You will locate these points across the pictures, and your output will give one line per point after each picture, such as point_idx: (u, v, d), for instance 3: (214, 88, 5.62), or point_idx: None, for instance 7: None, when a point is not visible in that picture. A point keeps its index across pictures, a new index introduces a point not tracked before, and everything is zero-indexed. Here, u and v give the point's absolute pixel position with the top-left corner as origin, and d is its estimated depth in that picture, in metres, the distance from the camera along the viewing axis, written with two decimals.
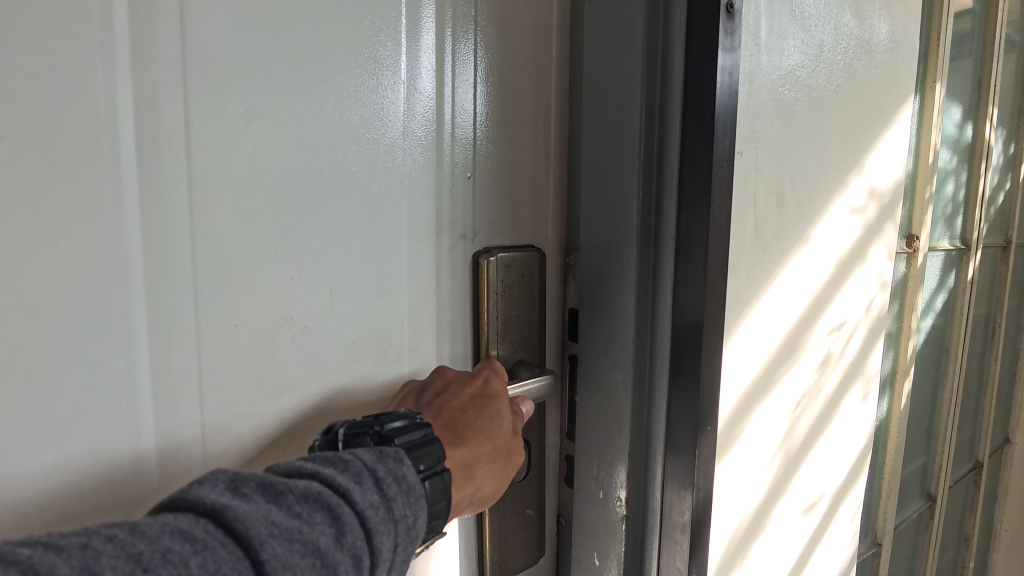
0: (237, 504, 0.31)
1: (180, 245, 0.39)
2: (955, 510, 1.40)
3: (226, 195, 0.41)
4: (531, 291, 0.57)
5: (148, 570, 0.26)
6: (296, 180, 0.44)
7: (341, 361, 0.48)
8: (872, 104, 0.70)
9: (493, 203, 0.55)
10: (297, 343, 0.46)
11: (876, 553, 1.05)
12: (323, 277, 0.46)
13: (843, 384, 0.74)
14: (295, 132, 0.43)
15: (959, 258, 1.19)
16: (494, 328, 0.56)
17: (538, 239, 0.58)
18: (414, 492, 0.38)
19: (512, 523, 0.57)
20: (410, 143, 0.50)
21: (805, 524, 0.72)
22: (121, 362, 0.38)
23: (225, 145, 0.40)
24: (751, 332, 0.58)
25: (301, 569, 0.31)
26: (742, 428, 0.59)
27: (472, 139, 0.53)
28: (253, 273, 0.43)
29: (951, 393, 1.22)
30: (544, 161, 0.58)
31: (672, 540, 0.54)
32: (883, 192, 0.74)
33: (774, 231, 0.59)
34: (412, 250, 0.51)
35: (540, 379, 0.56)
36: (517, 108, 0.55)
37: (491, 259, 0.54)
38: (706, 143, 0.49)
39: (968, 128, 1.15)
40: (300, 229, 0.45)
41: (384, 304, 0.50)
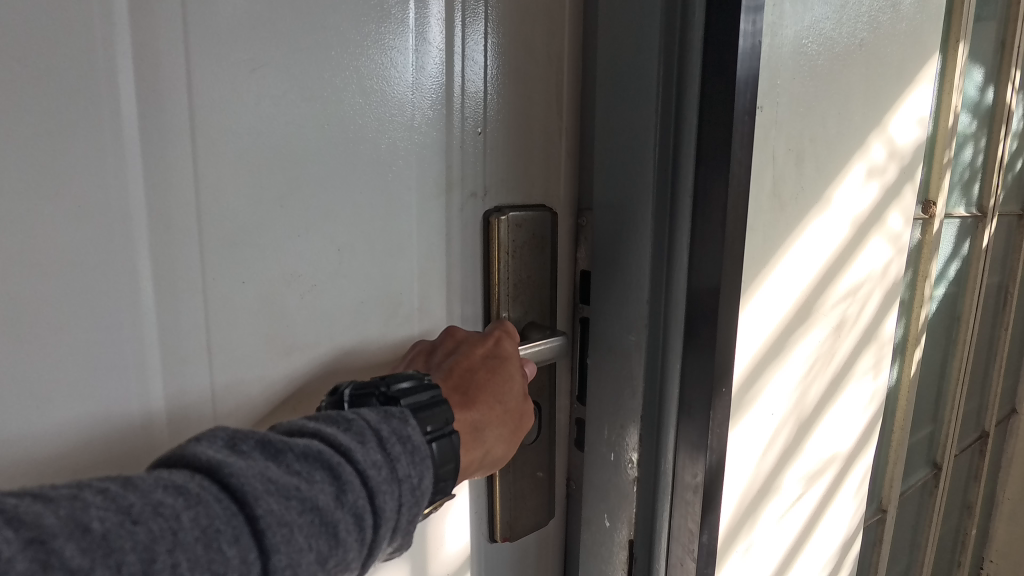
0: (234, 460, 0.30)
1: (184, 199, 0.38)
2: (959, 478, 1.41)
3: (230, 147, 0.39)
4: (542, 252, 0.56)
5: (137, 522, 0.26)
6: (302, 132, 0.42)
7: (350, 320, 0.48)
8: (896, 61, 0.68)
9: (504, 160, 0.53)
10: (305, 301, 0.45)
11: (880, 520, 1.06)
12: (331, 234, 0.45)
13: (857, 349, 0.73)
14: (300, 84, 0.42)
15: (975, 227, 1.17)
16: (505, 289, 0.54)
17: (550, 199, 0.57)
18: (419, 452, 0.37)
19: (523, 485, 0.57)
20: (418, 97, 0.48)
21: (814, 488, 0.71)
22: (128, 318, 0.37)
23: (228, 95, 0.39)
24: (766, 295, 0.57)
25: (299, 525, 0.30)
26: (755, 391, 0.58)
27: (483, 94, 0.51)
28: (260, 229, 0.42)
29: (960, 363, 1.21)
30: (556, 117, 0.56)
31: (684, 502, 0.54)
32: (904, 152, 0.72)
33: (792, 191, 0.58)
34: (421, 208, 0.50)
35: (551, 340, 0.54)
36: (529, 62, 0.53)
37: (503, 218, 0.53)
38: (727, 96, 0.47)
39: (989, 92, 1.11)
40: (307, 184, 0.43)
41: (393, 264, 0.49)
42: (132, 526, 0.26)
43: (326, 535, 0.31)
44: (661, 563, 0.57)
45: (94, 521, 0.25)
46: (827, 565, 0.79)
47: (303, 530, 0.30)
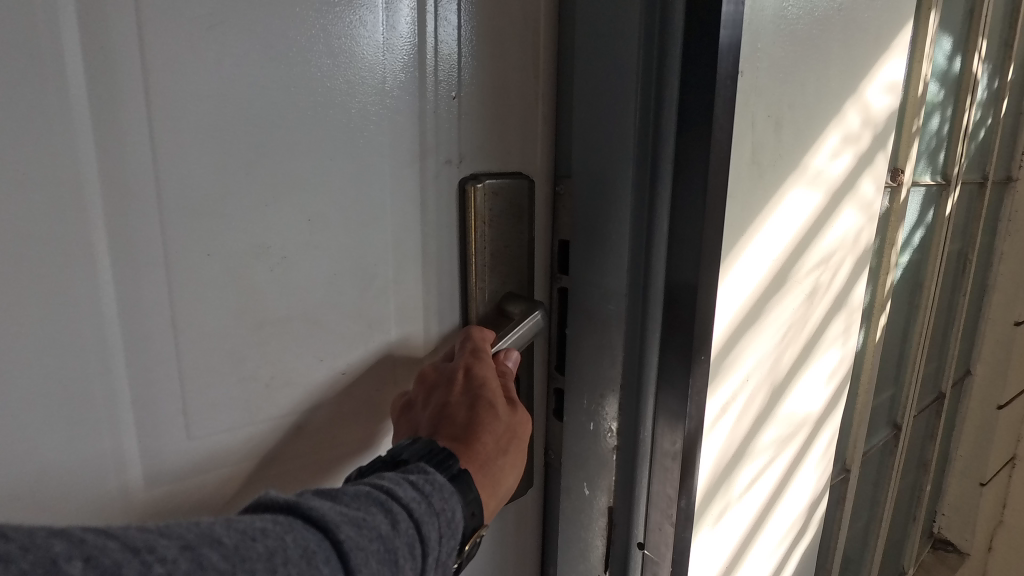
0: (306, 499, 0.31)
1: (140, 167, 0.36)
2: (917, 437, 1.47)
3: (189, 112, 0.37)
4: (519, 221, 0.54)
5: (255, 539, 0.27)
6: (266, 96, 0.40)
7: (323, 294, 0.46)
8: (872, 27, 0.67)
9: (480, 126, 0.51)
10: (276, 274, 0.43)
11: (844, 480, 1.10)
12: (301, 205, 0.43)
13: (828, 316, 0.74)
14: (262, 43, 0.39)
15: (939, 195, 1.19)
16: (482, 260, 0.53)
17: (527, 166, 0.55)
18: (447, 487, 0.37)
19: None
20: (390, 59, 0.46)
21: (785, 452, 0.73)
22: (84, 290, 0.36)
23: (185, 54, 0.36)
24: (744, 263, 0.57)
25: (371, 552, 0.30)
26: (731, 357, 0.59)
27: (458, 56, 0.49)
28: (224, 199, 0.40)
29: (922, 328, 1.25)
30: (533, 81, 0.54)
31: (662, 468, 0.55)
32: (877, 119, 0.72)
33: (770, 158, 0.57)
34: (395, 176, 0.48)
35: (532, 318, 0.53)
36: (505, 21, 0.51)
37: (479, 186, 0.51)
38: (709, 59, 0.46)
39: (957, 61, 1.13)
40: (274, 151, 0.41)
41: (367, 235, 0.47)
42: (253, 541, 0.27)
43: (392, 565, 0.31)
44: (640, 528, 0.58)
45: (224, 535, 0.27)
46: (795, 526, 0.81)
47: (375, 558, 0.30)
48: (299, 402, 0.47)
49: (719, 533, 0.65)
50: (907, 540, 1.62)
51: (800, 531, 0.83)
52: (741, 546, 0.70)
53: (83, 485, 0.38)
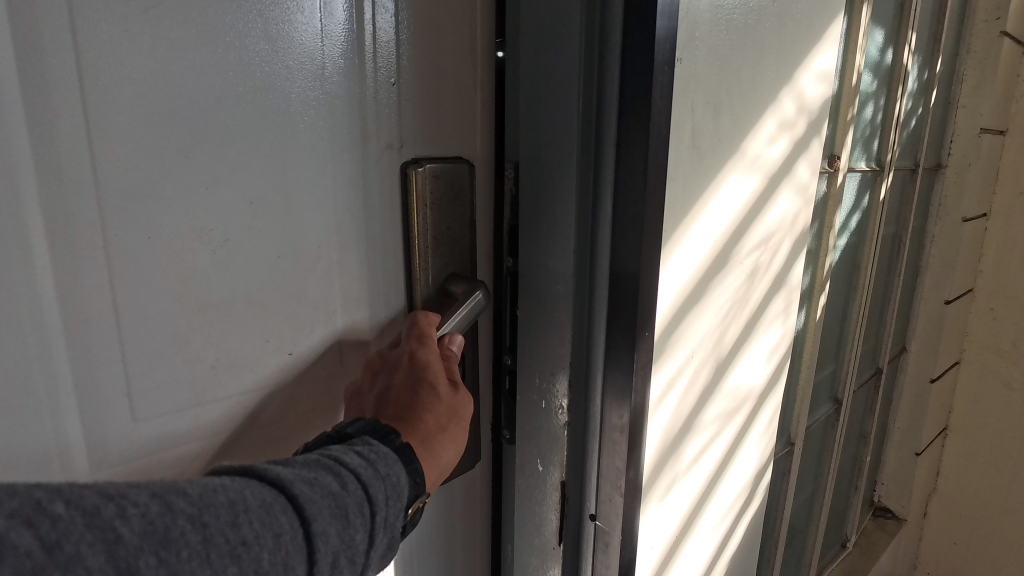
0: (261, 464, 0.34)
1: (76, 150, 0.36)
2: (857, 411, 1.55)
3: (125, 94, 0.37)
4: (461, 203, 0.55)
5: (216, 490, 0.31)
6: (203, 80, 0.40)
7: (268, 278, 0.46)
8: (805, 19, 0.71)
9: (422, 112, 0.52)
10: (219, 256, 0.43)
11: (789, 453, 1.15)
12: (243, 188, 0.43)
13: (768, 295, 0.78)
14: (197, 26, 0.39)
15: (874, 180, 1.25)
16: (424, 242, 0.53)
17: (470, 151, 0.56)
18: (392, 455, 0.39)
19: None
20: (329, 46, 0.46)
21: (729, 426, 0.77)
22: (20, 274, 0.36)
23: (118, 37, 0.37)
24: (686, 245, 0.59)
25: (322, 506, 0.33)
26: (676, 335, 0.61)
27: (397, 43, 0.49)
28: (163, 181, 0.40)
29: (861, 307, 1.31)
30: (470, 69, 0.54)
31: (610, 441, 0.57)
32: (811, 107, 0.76)
33: (710, 143, 0.60)
34: (335, 161, 0.48)
35: (472, 299, 0.53)
36: (442, 7, 0.51)
37: (419, 170, 0.52)
38: (647, 45, 0.47)
39: (888, 53, 1.18)
40: (214, 135, 0.41)
41: (311, 219, 0.48)
42: (215, 492, 0.30)
43: (342, 520, 0.34)
44: (591, 501, 0.60)
45: (188, 487, 0.30)
46: (740, 497, 0.86)
47: (326, 512, 0.33)
48: (245, 385, 0.47)
49: (668, 505, 0.68)
50: (849, 508, 1.72)
51: (745, 502, 0.87)
52: (689, 517, 0.73)
53: (25, 470, 0.38)
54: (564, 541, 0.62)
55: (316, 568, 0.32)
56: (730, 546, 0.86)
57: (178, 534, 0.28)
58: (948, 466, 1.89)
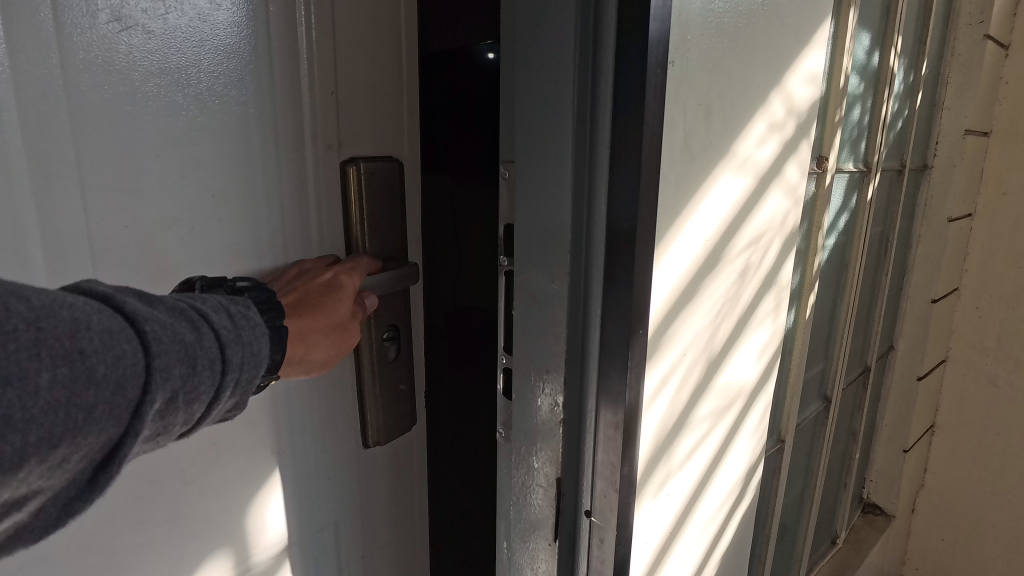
0: (119, 294, 0.33)
1: (64, 153, 0.46)
2: (845, 409, 1.57)
3: (103, 99, 0.47)
4: (393, 196, 0.65)
5: (64, 307, 0.29)
6: (165, 94, 0.50)
7: (225, 261, 0.56)
8: (794, 21, 0.72)
9: (358, 118, 0.62)
10: (184, 240, 0.53)
11: (780, 449, 1.17)
12: (204, 181, 0.53)
13: (759, 294, 0.79)
14: (159, 53, 0.49)
15: (862, 180, 1.27)
16: (363, 228, 0.63)
17: (398, 152, 0.67)
18: (262, 328, 0.39)
19: (388, 395, 0.71)
20: (271, 73, 0.56)
21: (721, 424, 0.78)
22: (18, 252, 0.45)
23: (95, 57, 0.46)
24: (679, 246, 0.60)
25: (170, 349, 0.33)
26: (669, 332, 0.62)
27: (333, 65, 0.59)
28: (134, 174, 0.49)
29: (849, 305, 1.33)
30: (396, 80, 0.65)
31: (605, 437, 0.58)
32: (800, 108, 0.77)
33: (701, 143, 0.61)
34: (275, 161, 0.57)
35: (404, 268, 0.64)
36: (365, 31, 0.62)
37: (357, 168, 0.62)
38: (642, 50, 0.48)
39: (875, 55, 1.20)
40: (175, 139, 0.51)
41: (260, 211, 0.57)
42: (60, 308, 0.29)
43: (190, 366, 0.34)
44: (587, 497, 0.61)
45: (34, 296, 0.28)
46: (732, 494, 0.87)
47: (174, 355, 0.33)
48: None
49: (662, 501, 0.69)
50: (839, 506, 1.74)
51: (737, 498, 0.89)
52: (682, 514, 0.74)
53: None
54: (560, 537, 0.62)
55: (152, 398, 0.31)
56: (722, 543, 0.88)
57: (12, 328, 0.27)
58: (936, 463, 1.91)
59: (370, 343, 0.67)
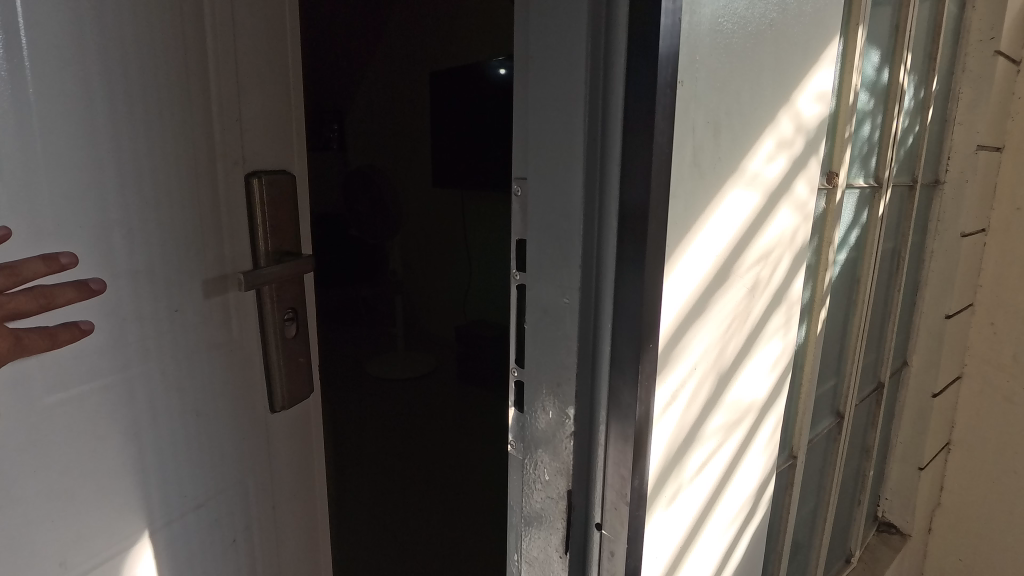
0: None
1: (35, 168, 0.60)
2: (858, 426, 1.56)
3: (63, 126, 0.62)
4: (287, 202, 0.85)
5: None
6: (110, 124, 0.65)
7: (155, 253, 0.71)
8: (802, 40, 0.73)
9: (260, 139, 0.82)
10: (124, 236, 0.68)
11: (792, 466, 1.16)
12: (137, 191, 0.69)
13: (769, 309, 0.79)
14: (104, 90, 0.65)
15: (873, 196, 1.27)
16: (265, 228, 0.82)
17: (288, 167, 0.86)
18: None
19: (292, 364, 0.89)
20: (189, 109, 0.73)
21: (732, 437, 0.78)
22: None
23: (55, 94, 0.61)
24: (689, 261, 0.61)
25: None
26: (679, 347, 0.63)
27: (239, 100, 0.79)
28: (55, 168, 0.61)
29: (860, 320, 1.33)
30: (285, 108, 0.85)
31: (616, 450, 0.58)
32: (809, 126, 0.78)
33: (710, 161, 0.62)
34: (193, 174, 0.75)
35: (300, 260, 0.84)
36: (261, 71, 0.81)
37: (259, 179, 0.81)
38: (651, 69, 0.49)
39: (885, 72, 1.21)
40: (116, 159, 0.66)
41: (181, 215, 0.74)
42: None
43: None
44: (597, 510, 0.61)
45: None
46: (744, 509, 0.86)
47: None
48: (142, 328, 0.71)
49: (672, 515, 0.69)
50: (852, 524, 1.71)
51: (749, 513, 0.88)
52: (693, 528, 0.74)
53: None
54: (571, 549, 0.63)
55: None
56: (733, 559, 0.87)
57: None
58: (952, 481, 1.88)
59: (275, 323, 0.84)
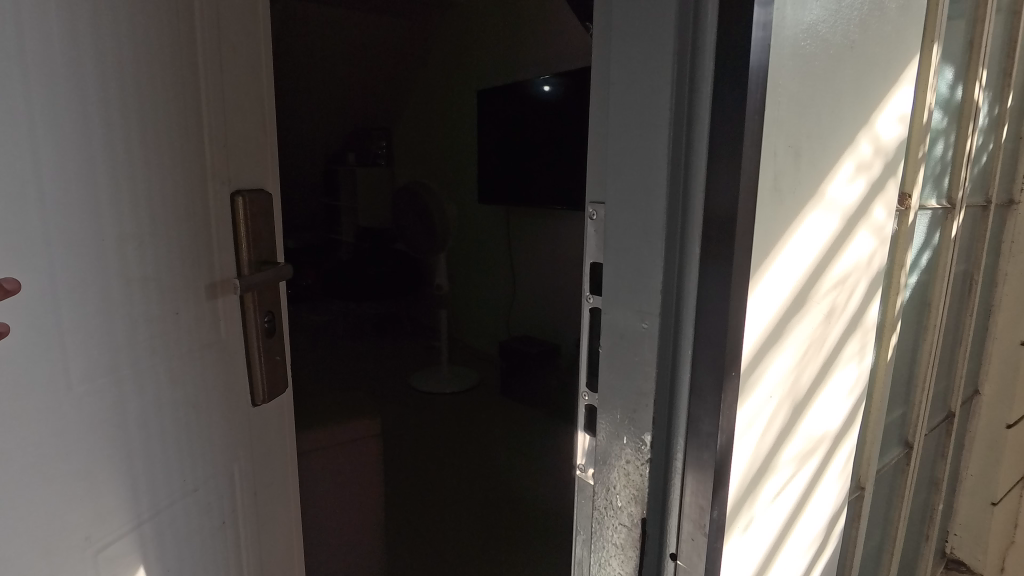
0: None
1: (79, 190, 0.61)
2: (927, 456, 1.48)
3: (95, 145, 0.62)
4: (265, 213, 0.85)
5: None
6: (131, 137, 0.66)
7: (165, 262, 0.72)
8: (882, 60, 0.72)
9: (240, 143, 0.82)
10: (139, 247, 0.68)
11: (859, 497, 1.11)
12: (154, 203, 0.70)
13: (844, 335, 0.77)
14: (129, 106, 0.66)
15: (945, 218, 1.22)
16: (247, 241, 0.82)
17: (264, 171, 0.86)
18: None
19: (274, 370, 0.90)
20: (190, 117, 0.74)
21: (806, 467, 0.76)
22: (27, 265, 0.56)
23: (87, 111, 0.61)
24: (767, 288, 0.60)
25: None
26: (756, 375, 0.61)
27: (224, 106, 0.79)
28: (86, 183, 0.62)
29: (930, 346, 1.27)
30: (259, 111, 0.85)
31: (695, 480, 0.57)
32: (888, 148, 0.76)
33: (790, 185, 0.61)
34: (196, 182, 0.75)
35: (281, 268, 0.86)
36: (239, 74, 0.81)
37: (240, 196, 0.81)
38: (740, 96, 0.49)
39: (958, 90, 1.17)
40: (132, 171, 0.67)
41: (186, 222, 0.74)
42: None
43: None
44: (672, 540, 0.60)
45: None
46: (816, 542, 0.83)
47: None
48: (157, 338, 0.72)
49: (745, 546, 0.67)
50: (919, 561, 1.62)
51: (820, 547, 0.85)
52: (765, 562, 0.72)
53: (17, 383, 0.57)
54: None
55: None
56: None
57: None
58: None
59: (258, 332, 0.85)
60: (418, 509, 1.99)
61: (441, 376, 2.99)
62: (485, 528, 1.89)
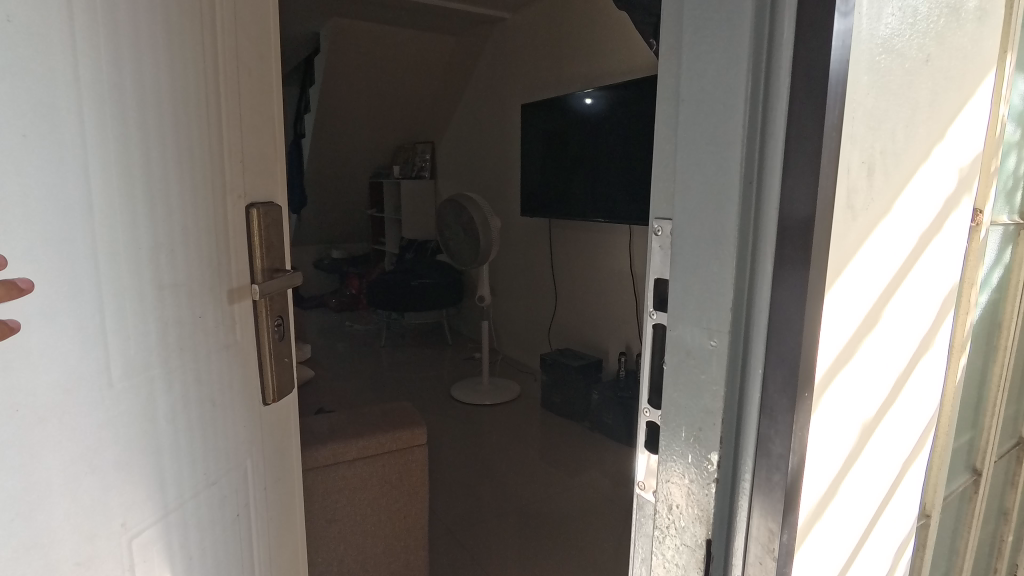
0: None
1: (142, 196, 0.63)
2: (996, 485, 1.41)
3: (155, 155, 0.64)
4: (275, 223, 0.84)
5: None
6: (182, 144, 0.68)
7: (212, 266, 0.73)
8: (958, 73, 0.69)
9: (251, 141, 0.80)
10: (189, 252, 0.69)
11: (925, 525, 1.06)
12: (207, 209, 0.71)
13: (915, 356, 0.74)
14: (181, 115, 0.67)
15: (1017, 234, 1.17)
16: (260, 250, 0.81)
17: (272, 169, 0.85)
18: None
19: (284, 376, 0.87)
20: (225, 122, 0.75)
21: (874, 493, 0.73)
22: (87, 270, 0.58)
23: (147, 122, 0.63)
24: (839, 308, 0.58)
25: None
26: (826, 397, 0.60)
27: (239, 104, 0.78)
28: (156, 195, 0.65)
29: (1001, 369, 1.21)
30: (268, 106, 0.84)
31: (764, 502, 0.56)
32: (961, 162, 0.74)
33: (863, 201, 0.59)
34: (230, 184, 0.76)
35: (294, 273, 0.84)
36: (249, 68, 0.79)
37: (255, 209, 0.79)
38: (816, 116, 0.49)
39: None
40: (182, 177, 0.68)
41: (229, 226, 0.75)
42: None
43: None
44: (737, 561, 0.59)
45: None
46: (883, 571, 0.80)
47: None
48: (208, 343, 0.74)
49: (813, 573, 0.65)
50: None
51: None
52: None
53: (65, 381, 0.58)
54: None
55: None
56: None
57: None
58: None
59: (270, 340, 0.83)
60: (460, 520, 1.99)
61: (482, 387, 3.01)
62: (528, 542, 1.88)
